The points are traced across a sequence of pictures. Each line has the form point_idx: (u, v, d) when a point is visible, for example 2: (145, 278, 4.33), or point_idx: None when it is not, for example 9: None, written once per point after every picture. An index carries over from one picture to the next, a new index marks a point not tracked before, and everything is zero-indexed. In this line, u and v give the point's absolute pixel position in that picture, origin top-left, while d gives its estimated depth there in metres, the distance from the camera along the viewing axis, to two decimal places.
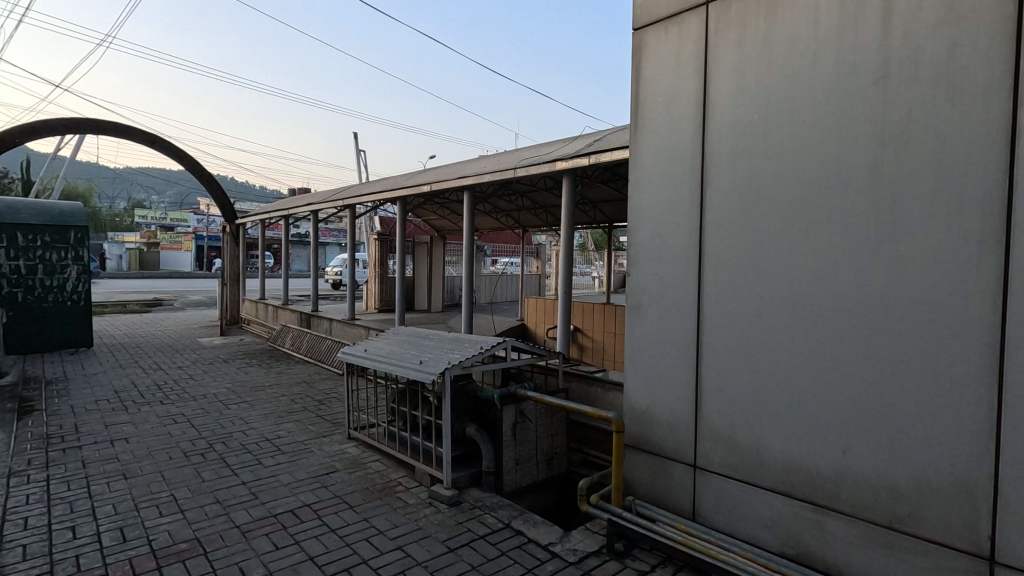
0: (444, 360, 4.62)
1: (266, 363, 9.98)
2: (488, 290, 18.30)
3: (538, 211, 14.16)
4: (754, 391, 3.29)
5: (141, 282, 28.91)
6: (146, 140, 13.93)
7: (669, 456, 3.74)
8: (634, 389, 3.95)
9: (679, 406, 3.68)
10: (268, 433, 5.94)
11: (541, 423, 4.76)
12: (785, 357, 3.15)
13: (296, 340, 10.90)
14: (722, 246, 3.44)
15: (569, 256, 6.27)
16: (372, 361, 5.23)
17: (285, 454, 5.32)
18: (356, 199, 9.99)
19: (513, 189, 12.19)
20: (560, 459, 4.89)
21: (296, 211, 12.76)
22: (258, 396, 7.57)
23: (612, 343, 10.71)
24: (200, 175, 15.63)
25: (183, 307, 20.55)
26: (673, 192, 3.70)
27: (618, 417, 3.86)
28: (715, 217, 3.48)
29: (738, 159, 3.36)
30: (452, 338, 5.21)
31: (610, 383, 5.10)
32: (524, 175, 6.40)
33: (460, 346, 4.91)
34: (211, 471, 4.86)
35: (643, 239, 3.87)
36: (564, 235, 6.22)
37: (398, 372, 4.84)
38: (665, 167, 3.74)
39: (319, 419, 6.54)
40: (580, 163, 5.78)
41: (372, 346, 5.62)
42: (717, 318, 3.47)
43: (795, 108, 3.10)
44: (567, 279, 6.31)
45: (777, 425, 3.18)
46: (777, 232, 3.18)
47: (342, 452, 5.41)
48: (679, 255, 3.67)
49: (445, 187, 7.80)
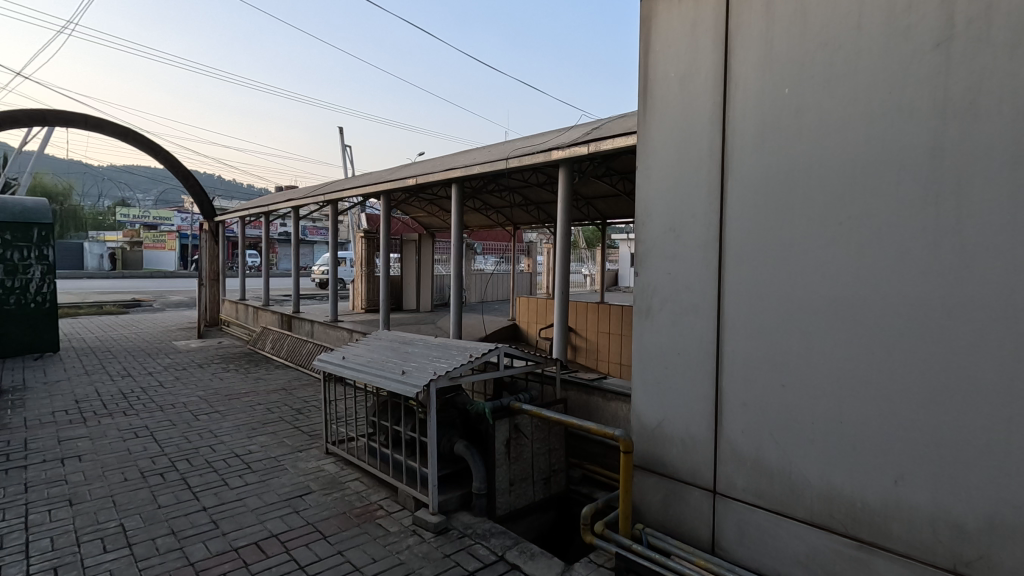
0: (430, 370, 4.14)
1: (243, 368, 9.41)
2: (478, 289, 17.83)
3: (530, 208, 13.68)
4: (785, 408, 2.86)
5: (120, 282, 28.02)
6: (119, 133, 13.26)
7: (684, 479, 3.30)
8: (644, 402, 3.51)
9: (696, 422, 3.24)
10: (239, 449, 5.42)
11: (538, 438, 4.31)
12: (823, 370, 2.72)
13: (276, 344, 10.40)
14: (746, 241, 3.01)
15: (566, 254, 5.81)
16: (350, 370, 4.75)
17: (255, 474, 4.82)
18: (339, 195, 9.46)
19: (504, 184, 11.72)
20: (559, 478, 4.45)
21: (276, 208, 12.19)
22: (231, 405, 7.03)
23: (607, 344, 10.26)
24: (177, 170, 14.96)
25: (162, 308, 19.84)
26: (687, 181, 3.26)
27: (626, 435, 3.42)
28: (737, 209, 3.04)
29: (765, 142, 2.92)
30: (439, 345, 4.73)
31: (612, 393, 4.66)
32: (517, 166, 5.93)
33: (448, 354, 4.44)
34: (170, 495, 4.37)
35: (654, 235, 3.43)
36: (560, 231, 5.77)
37: (378, 383, 4.36)
38: (679, 152, 3.30)
39: (296, 431, 6.03)
40: (578, 152, 5.31)
41: (351, 353, 5.13)
42: (741, 323, 3.04)
43: (834, 80, 2.66)
44: (564, 279, 5.84)
45: (813, 447, 2.75)
46: (813, 225, 2.74)
47: (318, 470, 4.91)
48: (696, 252, 3.23)
49: (432, 180, 7.29)
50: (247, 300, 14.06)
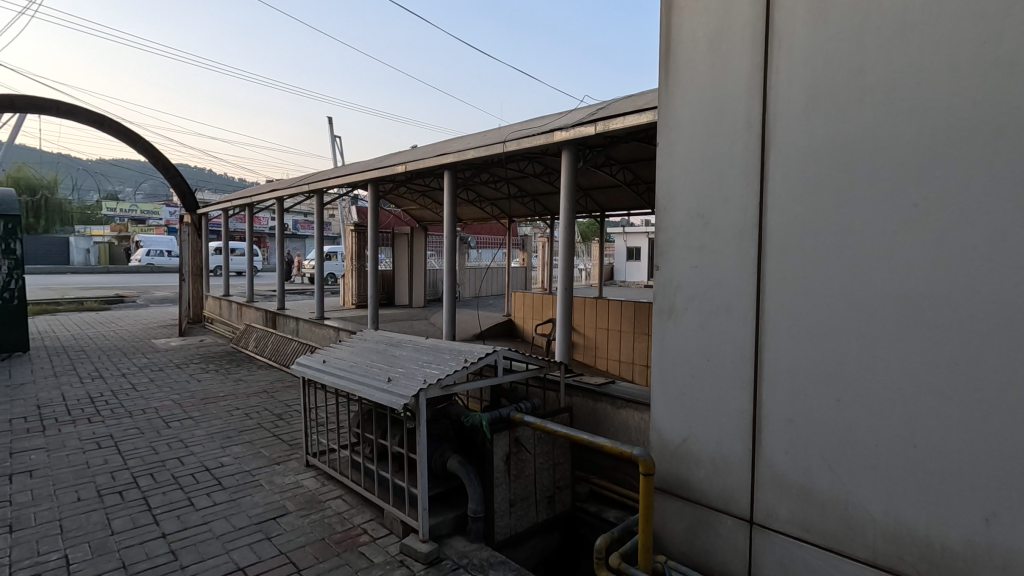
0: (419, 378, 3.66)
1: (223, 368, 8.88)
2: (472, 285, 17.34)
3: (526, 200, 13.17)
4: (841, 427, 2.40)
5: (105, 278, 27.23)
6: (93, 121, 12.57)
7: (714, 505, 2.84)
8: (665, 414, 3.05)
9: (729, 441, 2.78)
10: (210, 461, 4.92)
11: (540, 452, 3.84)
12: (891, 382, 2.25)
13: (260, 342, 9.89)
14: (792, 228, 2.54)
15: (569, 245, 5.32)
16: (330, 376, 4.25)
17: (226, 492, 4.32)
18: (324, 184, 8.90)
19: (499, 174, 11.20)
20: (564, 495, 3.99)
21: (259, 199, 11.61)
22: (207, 410, 6.52)
23: (606, 340, 9.80)
24: (157, 161, 14.30)
25: (146, 304, 19.17)
26: (718, 160, 2.79)
27: (646, 454, 2.95)
28: (780, 189, 2.57)
29: (818, 109, 2.43)
30: (430, 348, 4.24)
31: (623, 400, 4.21)
32: (515, 150, 5.42)
33: (440, 358, 3.95)
34: (126, 519, 3.87)
35: (678, 222, 2.95)
36: (563, 220, 5.29)
37: (361, 392, 3.86)
38: (708, 125, 2.82)
39: (275, 440, 5.53)
40: (584, 132, 4.80)
41: (332, 356, 4.63)
42: (785, 325, 2.58)
43: (908, 30, 2.18)
44: (567, 272, 5.35)
45: (875, 474, 2.30)
46: (879, 207, 2.27)
47: (295, 486, 4.42)
48: (728, 242, 2.76)
49: (422, 167, 6.75)
50: (231, 296, 13.49)
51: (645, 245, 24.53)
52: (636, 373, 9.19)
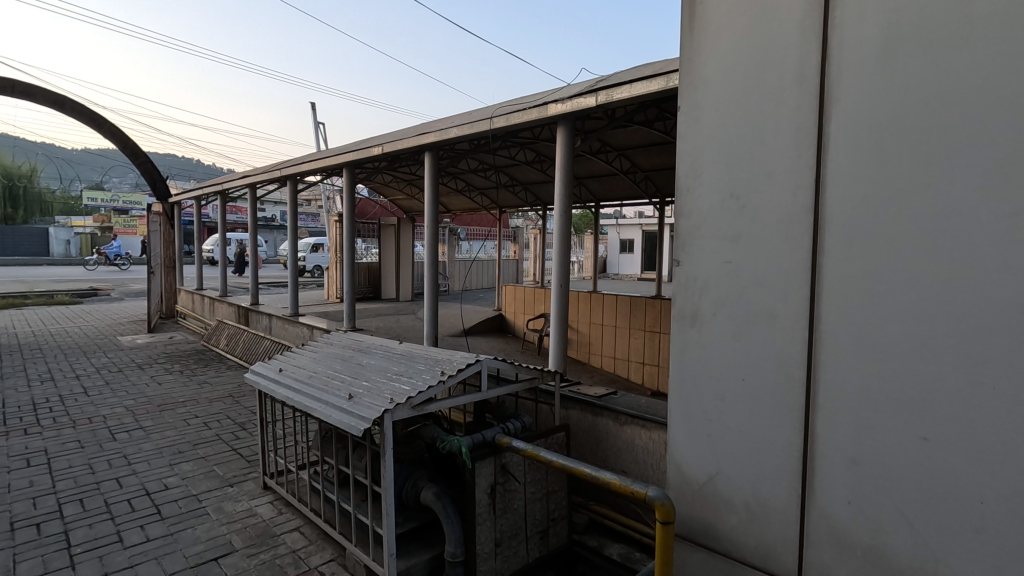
0: (385, 395, 3.02)
1: (189, 369, 8.22)
2: (460, 277, 16.78)
3: (516, 189, 12.52)
4: (925, 474, 1.82)
5: (80, 271, 26.25)
6: (53, 102, 11.72)
7: (748, 561, 2.27)
8: (685, 443, 2.47)
9: (770, 482, 2.20)
10: (152, 484, 4.29)
11: (531, 480, 3.25)
12: (1002, 419, 1.67)
13: (232, 340, 9.23)
14: (860, 210, 1.94)
15: (565, 234, 4.69)
16: (285, 390, 3.62)
17: (163, 524, 3.70)
18: (297, 169, 8.19)
19: (488, 160, 10.53)
20: (560, 528, 3.41)
21: (231, 186, 10.85)
22: (161, 419, 5.87)
23: (601, 336, 9.19)
24: (125, 146, 13.47)
25: (121, 297, 18.37)
26: (758, 127, 2.18)
27: (662, 497, 2.37)
28: (845, 160, 1.97)
29: (899, 51, 1.83)
30: (402, 357, 3.61)
31: (627, 415, 3.64)
32: (504, 127, 4.77)
33: (413, 369, 3.32)
34: (34, 563, 3.23)
35: (705, 206, 2.36)
36: (558, 205, 4.67)
37: (317, 411, 3.22)
38: (746, 82, 2.21)
39: (232, 456, 4.90)
40: (583, 104, 4.15)
41: (290, 365, 3.98)
42: (847, 339, 1.99)
43: None
44: (562, 264, 4.72)
45: (978, 539, 1.72)
46: (993, 182, 1.67)
47: (247, 515, 3.80)
48: (772, 231, 2.16)
49: (401, 148, 6.08)
50: (206, 290, 12.79)
51: (638, 237, 24.02)
52: (631, 370, 8.64)
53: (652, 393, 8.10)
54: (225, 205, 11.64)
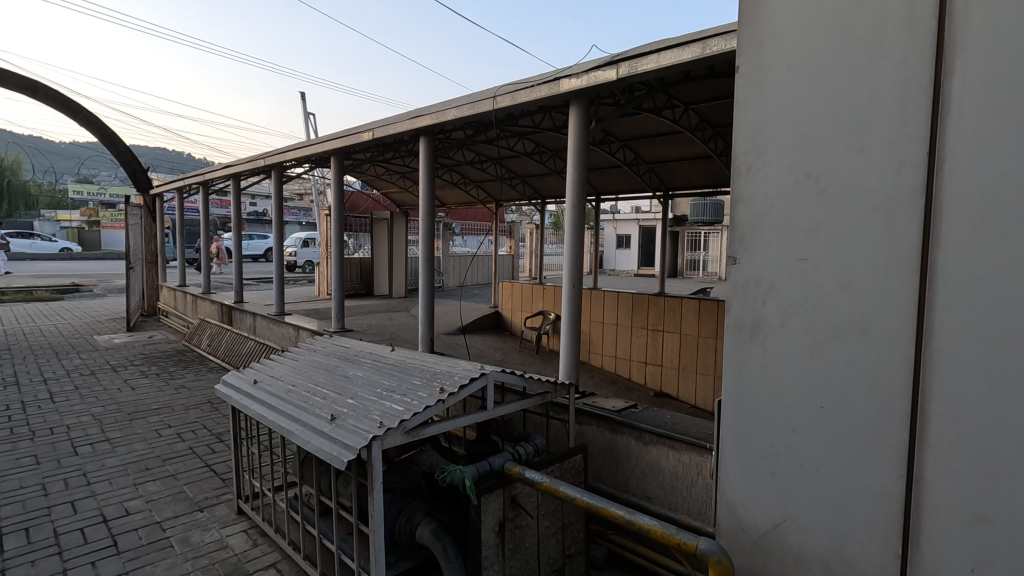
0: (374, 418, 2.53)
1: (166, 371, 7.69)
2: (455, 273, 16.30)
3: (514, 182, 12.01)
4: None
5: (64, 265, 25.50)
6: (26, 88, 11.10)
7: None
8: (743, 482, 2.01)
9: (857, 535, 1.74)
10: (112, 509, 3.80)
11: (545, 512, 2.79)
12: None
13: (215, 340, 8.71)
14: (995, 189, 1.46)
15: (578, 225, 4.20)
16: (258, 406, 3.13)
17: (119, 560, 3.21)
18: (282, 158, 7.65)
19: (486, 150, 10.04)
20: (577, 566, 2.96)
21: (214, 177, 10.28)
22: (130, 429, 5.35)
23: (601, 334, 8.68)
24: (104, 135, 12.84)
25: (103, 293, 17.69)
26: (845, 87, 1.72)
27: (715, 551, 1.92)
28: (970, 125, 1.50)
29: None
30: (395, 368, 3.13)
31: (652, 434, 3.19)
32: (509, 106, 4.28)
33: (407, 385, 2.83)
34: None
35: (771, 188, 1.90)
36: (570, 194, 4.18)
37: (293, 434, 2.72)
38: (829, 30, 1.75)
39: (205, 473, 4.42)
40: (603, 76, 3.65)
41: (266, 376, 3.48)
42: (970, 359, 1.51)
43: None
44: (574, 259, 4.25)
45: None
46: None
47: (217, 547, 3.33)
48: (862, 221, 1.70)
49: (394, 133, 5.56)
50: (188, 286, 12.22)
51: (635, 233, 23.62)
52: (633, 370, 8.19)
53: (655, 395, 7.66)
54: (208, 197, 11.07)
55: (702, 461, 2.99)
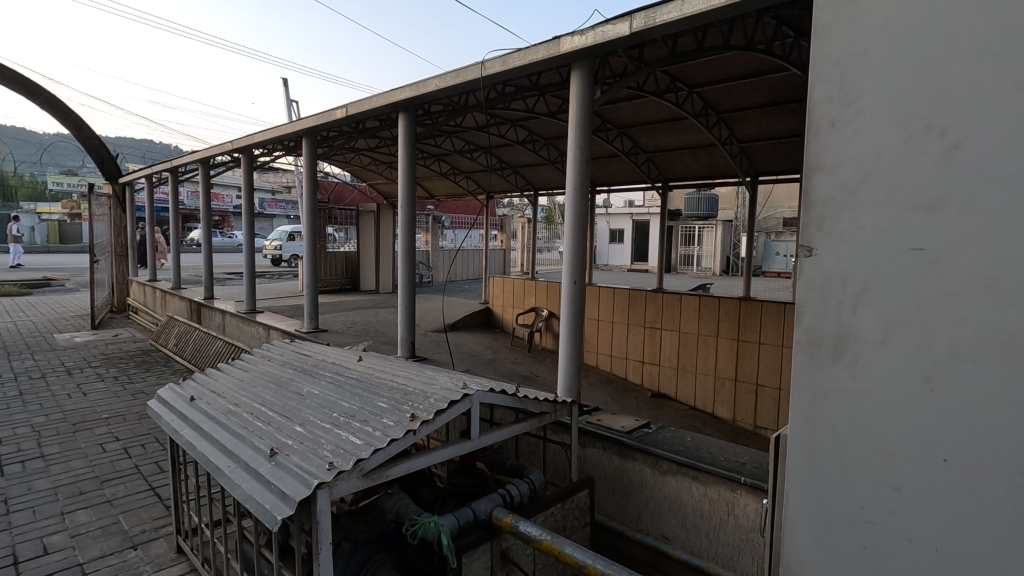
0: (323, 456, 1.95)
1: (126, 374, 7.04)
2: (444, 267, 15.73)
3: (506, 172, 11.42)
4: None
5: (42, 258, 24.64)
6: None
7: None
8: (815, 551, 1.47)
9: None
10: (27, 548, 3.20)
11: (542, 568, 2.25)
12: None
13: (183, 339, 8.09)
14: None
15: (580, 212, 3.63)
16: (187, 433, 2.52)
17: None
18: (251, 142, 7.00)
19: (475, 136, 9.42)
20: None
21: (182, 164, 9.56)
22: (71, 444, 4.73)
23: (595, 332, 8.04)
24: (68, 119, 12.04)
25: (76, 287, 16.87)
26: None
27: None
28: None
29: None
30: (360, 386, 2.56)
31: (671, 463, 2.66)
32: (500, 74, 3.71)
33: (370, 409, 2.26)
34: None
35: (865, 158, 1.35)
36: (571, 173, 3.61)
37: (220, 473, 2.11)
38: None
39: (149, 498, 3.83)
40: (612, 31, 3.09)
41: (206, 392, 2.88)
42: None
43: None
44: (576, 251, 3.67)
45: None
46: None
47: None
48: (1006, 173, 1.15)
49: (369, 108, 4.93)
50: (161, 280, 11.52)
51: (629, 227, 23.13)
52: (629, 369, 7.55)
53: (654, 395, 7.09)
54: (178, 186, 10.35)
55: (735, 497, 2.47)
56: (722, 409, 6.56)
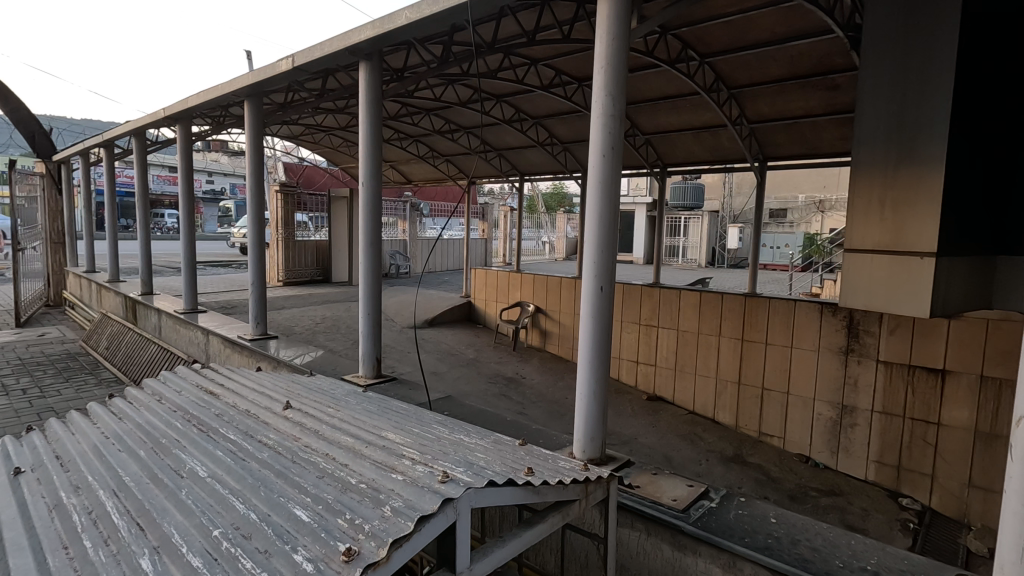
0: None
1: (39, 386, 5.89)
2: (422, 258, 14.66)
3: (489, 154, 10.38)
4: None
5: None
6: None
7: None
8: None
9: None
10: None
11: None
12: None
13: (116, 343, 6.92)
14: None
15: (611, 186, 2.66)
16: None
17: None
18: (187, 108, 5.85)
19: (457, 112, 8.36)
20: None
21: (118, 139, 8.30)
22: None
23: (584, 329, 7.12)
24: None
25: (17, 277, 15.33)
26: None
27: None
28: None
29: None
30: (280, 466, 1.59)
31: (761, 566, 1.78)
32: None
33: (282, 524, 1.29)
34: None
35: None
36: (598, 131, 2.65)
37: None
38: None
39: None
40: None
41: (44, 460, 1.84)
42: None
43: None
44: (602, 239, 2.69)
45: None
46: None
47: None
48: None
49: (321, 56, 3.88)
50: (101, 271, 10.22)
51: None
52: (623, 370, 6.35)
53: (650, 399, 5.82)
54: (114, 165, 9.06)
55: None
56: (724, 415, 5.30)
